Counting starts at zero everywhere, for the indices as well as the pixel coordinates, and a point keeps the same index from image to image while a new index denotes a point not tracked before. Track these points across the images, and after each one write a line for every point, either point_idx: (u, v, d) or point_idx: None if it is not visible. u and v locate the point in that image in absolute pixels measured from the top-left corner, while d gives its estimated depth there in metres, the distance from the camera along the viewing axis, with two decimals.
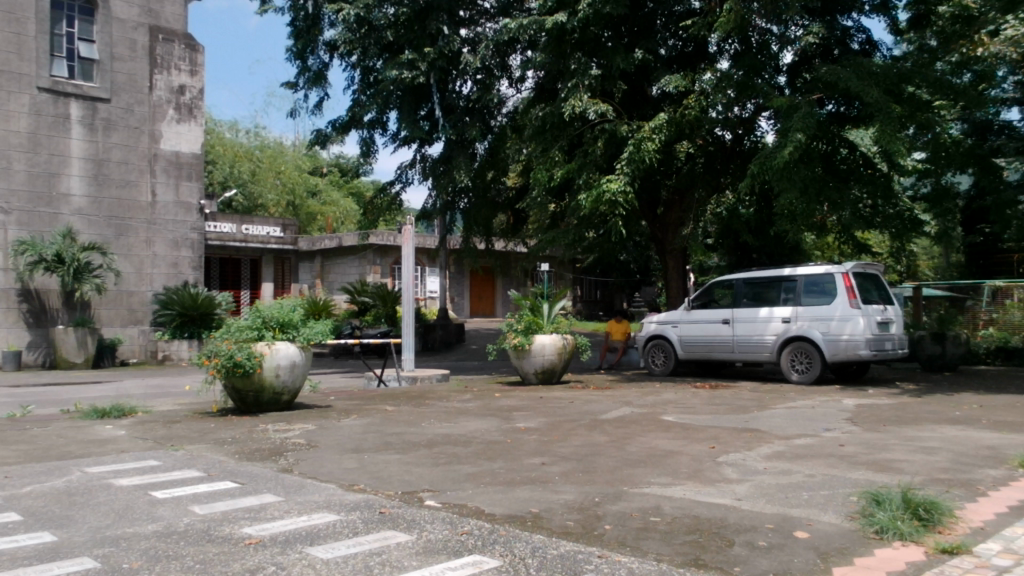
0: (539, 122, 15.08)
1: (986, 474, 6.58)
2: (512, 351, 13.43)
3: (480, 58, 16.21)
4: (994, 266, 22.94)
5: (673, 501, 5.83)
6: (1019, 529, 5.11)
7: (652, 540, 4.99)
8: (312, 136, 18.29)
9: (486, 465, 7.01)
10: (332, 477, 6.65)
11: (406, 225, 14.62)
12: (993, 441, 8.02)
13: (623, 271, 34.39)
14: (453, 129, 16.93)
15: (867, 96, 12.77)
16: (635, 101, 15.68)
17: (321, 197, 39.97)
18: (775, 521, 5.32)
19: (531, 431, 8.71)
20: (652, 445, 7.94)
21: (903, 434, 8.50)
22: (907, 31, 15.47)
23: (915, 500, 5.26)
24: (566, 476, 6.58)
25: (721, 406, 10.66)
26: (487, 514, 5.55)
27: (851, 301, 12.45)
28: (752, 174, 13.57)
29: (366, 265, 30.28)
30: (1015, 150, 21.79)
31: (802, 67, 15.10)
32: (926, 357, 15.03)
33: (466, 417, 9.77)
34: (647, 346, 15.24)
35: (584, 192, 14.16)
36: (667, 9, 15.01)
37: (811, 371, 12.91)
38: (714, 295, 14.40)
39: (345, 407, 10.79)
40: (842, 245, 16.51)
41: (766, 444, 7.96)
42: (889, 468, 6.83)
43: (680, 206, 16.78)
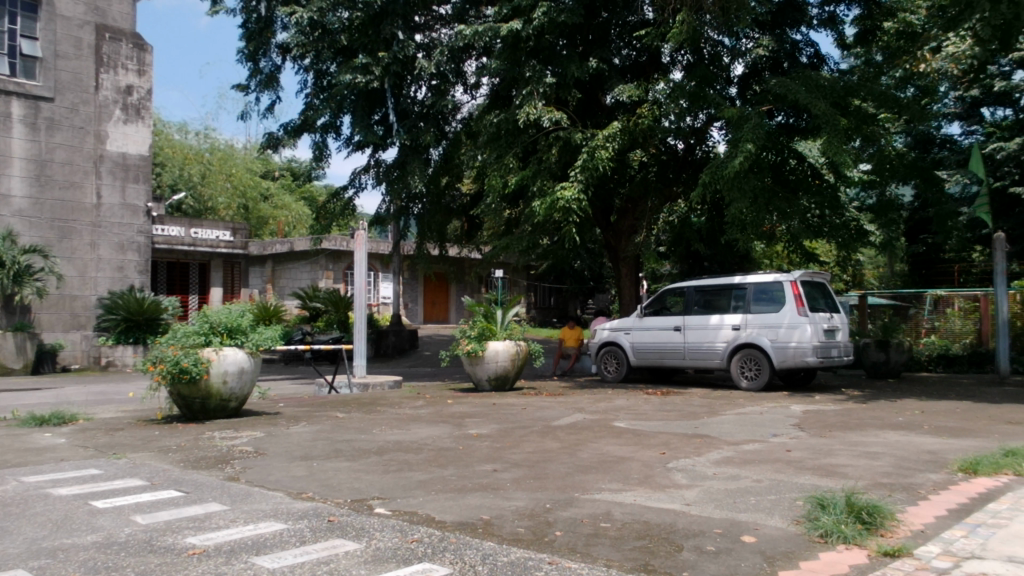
0: (494, 129, 15.10)
1: (927, 478, 6.75)
2: (465, 357, 13.41)
3: (435, 64, 16.17)
4: (936, 275, 23.63)
5: (623, 507, 5.87)
6: (957, 531, 5.25)
7: (603, 546, 5.00)
8: (264, 139, 18.04)
9: (438, 472, 6.97)
10: (280, 485, 6.55)
11: (358, 231, 14.43)
12: (934, 446, 8.24)
13: (577, 278, 34.58)
14: (407, 134, 16.87)
15: (815, 108, 13.02)
16: (590, 110, 15.79)
17: (273, 201, 39.43)
18: (723, 526, 5.39)
19: (484, 438, 8.69)
20: (604, 451, 7.98)
21: (848, 439, 8.68)
22: (853, 46, 15.87)
23: (858, 504, 5.37)
24: (518, 483, 6.57)
25: (672, 412, 10.76)
26: (438, 521, 5.51)
27: (799, 309, 12.69)
28: (703, 184, 13.75)
29: (319, 270, 29.96)
30: (956, 163, 22.47)
31: (753, 79, 15.40)
32: (871, 364, 15.36)
33: (418, 424, 9.71)
34: (600, 352, 15.33)
35: (538, 199, 14.20)
36: (621, 19, 15.19)
37: (759, 377, 13.13)
38: (665, 302, 14.52)
39: (294, 414, 10.65)
40: (791, 254, 16.81)
41: (715, 449, 8.07)
42: (834, 472, 6.97)
43: (632, 215, 16.91)
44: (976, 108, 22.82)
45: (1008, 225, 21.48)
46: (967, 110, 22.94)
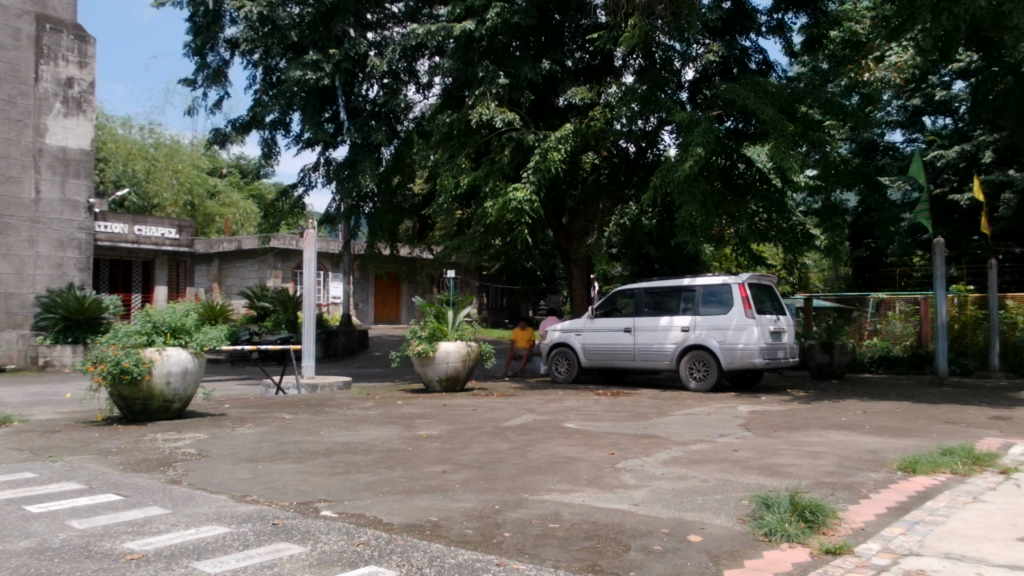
0: (446, 129, 15.06)
1: (868, 477, 6.90)
2: (416, 357, 13.33)
3: (387, 62, 16.04)
4: (878, 279, 24.26)
5: (572, 507, 5.88)
6: (896, 529, 5.38)
7: (551, 547, 5.00)
8: (210, 135, 17.69)
9: (385, 474, 6.91)
10: (223, 488, 6.42)
11: (308, 230, 14.24)
12: (875, 446, 8.43)
13: (529, 279, 34.69)
14: (358, 132, 16.72)
15: (762, 114, 13.26)
16: (542, 112, 15.82)
17: (220, 198, 38.85)
18: (670, 526, 5.43)
19: (433, 439, 8.65)
20: (553, 452, 8.00)
21: (792, 439, 8.85)
22: (800, 54, 16.18)
23: (802, 503, 5.46)
24: (467, 484, 6.54)
25: (622, 413, 10.84)
26: (385, 523, 5.46)
27: (746, 311, 12.88)
28: (654, 187, 13.89)
29: (267, 269, 29.53)
30: (898, 170, 23.06)
31: (703, 84, 15.62)
32: (816, 365, 15.66)
33: (367, 425, 9.62)
34: (551, 353, 15.37)
35: (490, 200, 14.18)
36: (574, 22, 15.28)
37: (707, 378, 13.31)
38: (616, 303, 14.61)
39: (240, 415, 10.46)
40: (739, 257, 17.07)
41: (664, 449, 8.14)
42: (779, 472, 7.09)
43: (584, 216, 16.99)
44: (918, 116, 23.45)
45: (947, 230, 22.14)
46: (909, 118, 23.57)
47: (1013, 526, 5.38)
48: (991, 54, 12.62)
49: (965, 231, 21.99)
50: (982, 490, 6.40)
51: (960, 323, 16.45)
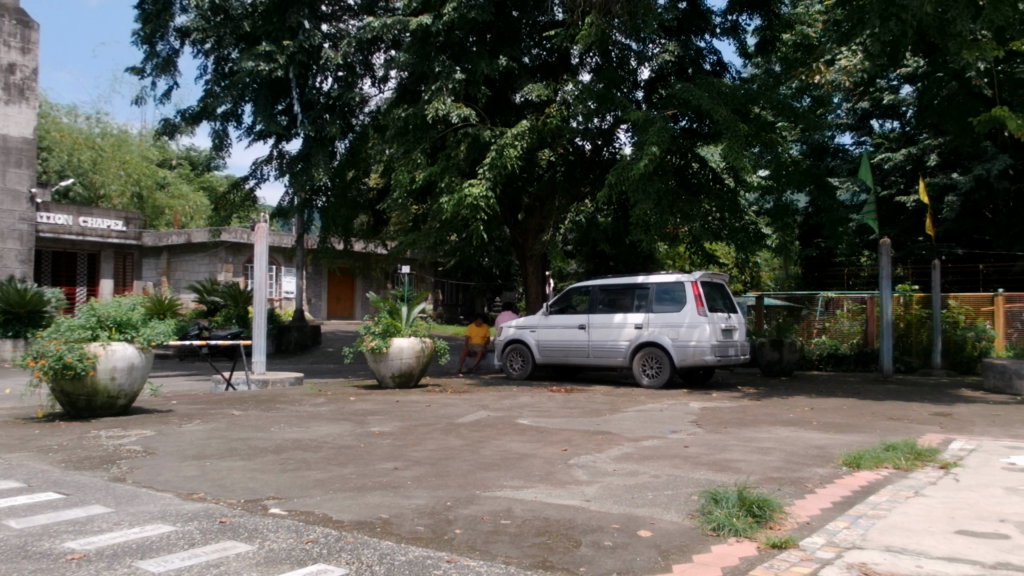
0: (402, 123, 14.94)
1: (814, 473, 7.04)
2: (370, 353, 13.22)
3: (342, 55, 15.86)
4: (827, 278, 24.76)
5: (524, 503, 5.89)
6: (840, 523, 5.49)
7: (502, 544, 5.00)
8: (159, 125, 17.32)
9: (336, 471, 6.85)
10: (169, 486, 6.29)
11: (259, 224, 14.01)
12: (821, 441, 8.61)
13: (485, 277, 34.65)
14: (312, 125, 16.48)
15: (716, 115, 13.42)
16: (498, 108, 15.79)
17: (169, 190, 38.33)
18: (621, 521, 5.47)
19: (385, 436, 8.59)
20: (506, 448, 8.01)
21: (742, 435, 8.99)
22: (754, 55, 16.40)
23: (749, 498, 5.54)
24: (419, 481, 6.52)
25: (575, 409, 10.89)
26: (335, 520, 5.41)
27: (698, 309, 13.04)
28: (609, 184, 13.96)
29: (217, 263, 29.01)
30: (847, 171, 23.56)
31: (659, 83, 15.75)
32: (766, 362, 15.92)
33: (319, 422, 9.52)
34: (506, 350, 15.38)
35: (446, 195, 14.14)
36: (531, 19, 15.29)
37: (660, 375, 13.45)
38: (571, 300, 14.68)
39: (188, 412, 10.27)
40: (693, 256, 17.26)
41: (616, 445, 8.20)
42: (728, 467, 7.19)
43: (540, 213, 17.01)
44: (866, 119, 24.01)
45: (893, 231, 22.67)
46: (858, 121, 24.11)
47: (951, 519, 5.53)
48: (936, 59, 12.95)
49: (910, 232, 22.54)
50: (923, 485, 6.58)
51: (905, 321, 16.82)
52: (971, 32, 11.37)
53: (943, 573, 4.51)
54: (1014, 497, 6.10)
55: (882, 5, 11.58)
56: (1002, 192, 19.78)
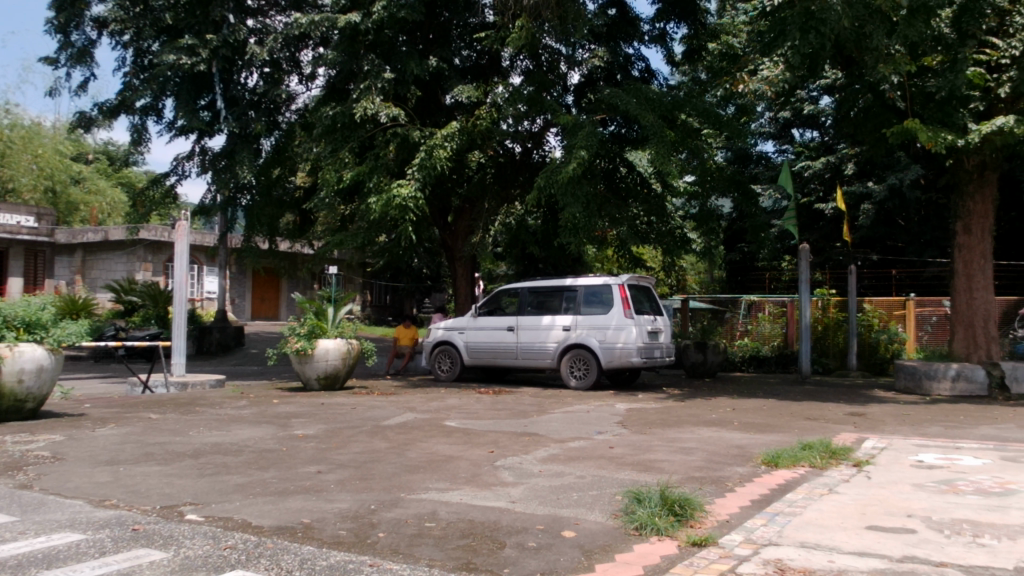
0: (329, 121, 14.72)
1: (734, 472, 7.22)
2: (294, 355, 12.98)
3: (268, 51, 15.57)
4: (750, 281, 25.47)
5: (449, 505, 5.88)
6: (758, 521, 5.64)
7: (426, 546, 4.97)
8: (74, 118, 16.67)
9: (257, 475, 6.70)
10: (79, 493, 6.05)
11: (180, 221, 13.59)
12: (741, 441, 8.84)
13: (414, 277, 34.53)
14: (235, 122, 16.10)
15: (644, 120, 13.63)
16: (428, 109, 15.72)
17: (84, 185, 36.93)
18: (546, 522, 5.51)
19: (309, 438, 8.46)
20: (432, 450, 7.97)
21: (665, 436, 9.16)
22: (681, 63, 16.73)
23: (671, 497, 5.65)
24: (342, 484, 6.44)
25: (503, 411, 10.91)
26: (254, 526, 5.29)
27: (625, 311, 13.21)
28: (539, 188, 13.98)
29: (135, 261, 28.01)
30: (769, 179, 24.26)
31: (587, 88, 15.91)
32: (690, 364, 16.25)
33: (240, 425, 9.31)
34: (433, 352, 15.32)
35: (374, 195, 14.01)
36: (462, 20, 15.31)
37: (587, 377, 13.60)
38: (500, 302, 14.70)
39: (101, 415, 9.91)
40: (620, 259, 17.49)
41: (542, 447, 8.25)
42: (652, 467, 7.31)
43: (469, 215, 17.02)
44: (787, 129, 24.79)
45: (812, 237, 23.42)
46: (780, 130, 24.86)
47: (863, 515, 5.73)
48: (853, 72, 13.46)
49: (829, 237, 23.31)
50: (837, 482, 6.80)
51: (823, 325, 17.43)
52: (886, 46, 11.85)
53: (853, 566, 4.67)
54: (921, 493, 6.37)
55: (802, 17, 11.94)
56: (913, 201, 20.68)
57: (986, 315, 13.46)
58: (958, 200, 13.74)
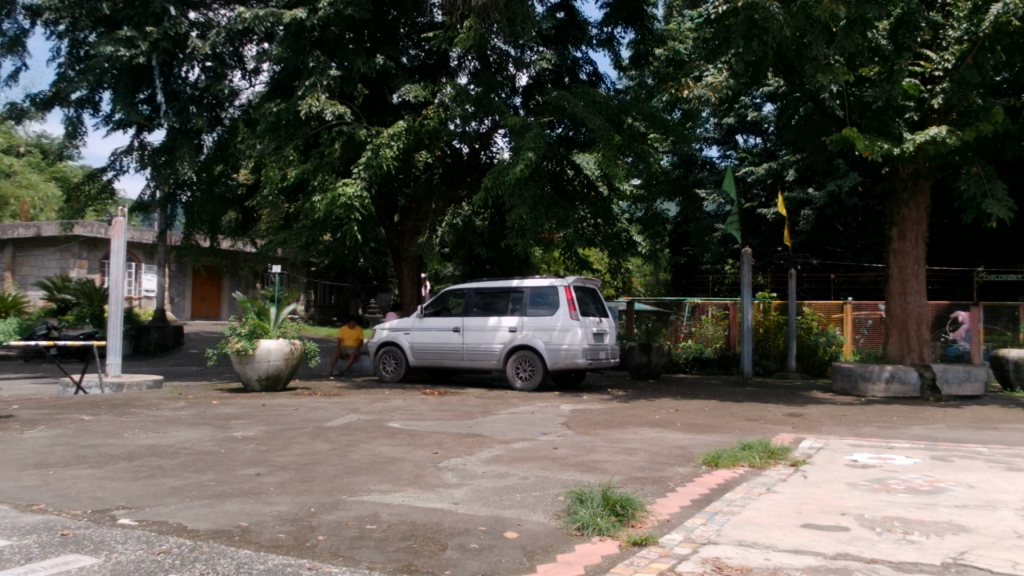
0: (273, 118, 14.48)
1: (675, 472, 7.31)
2: (235, 355, 12.76)
3: (210, 45, 15.27)
4: (693, 284, 25.86)
5: (391, 508, 5.83)
6: (697, 520, 5.72)
7: (366, 549, 4.93)
8: (4, 109, 16.10)
9: (194, 478, 6.55)
10: (5, 497, 5.84)
11: (117, 217, 13.21)
12: (683, 442, 8.96)
13: (359, 277, 34.24)
14: (176, 116, 15.63)
15: (591, 123, 13.71)
16: (374, 107, 15.57)
17: (16, 179, 35.71)
18: (488, 523, 5.50)
19: (249, 440, 8.32)
20: (375, 452, 7.89)
21: (609, 436, 9.24)
22: (628, 68, 16.88)
23: (613, 497, 5.69)
24: (282, 487, 6.34)
25: (447, 411, 10.88)
26: (190, 530, 5.18)
27: (571, 313, 13.29)
28: (486, 189, 13.95)
29: (69, 258, 27.39)
30: (713, 183, 24.69)
31: (536, 90, 15.94)
32: (635, 365, 16.42)
33: (177, 427, 9.10)
34: (378, 352, 15.19)
35: (318, 194, 13.82)
36: (410, 19, 15.22)
37: (532, 378, 13.64)
38: (446, 303, 14.65)
39: (30, 417, 9.59)
40: (567, 261, 17.57)
41: (486, 448, 8.25)
42: (595, 468, 7.36)
43: (416, 215, 16.94)
44: (731, 134, 25.26)
45: (754, 241, 23.88)
46: (724, 136, 25.33)
47: (799, 514, 5.86)
48: (794, 81, 13.73)
49: (770, 242, 23.78)
50: (774, 482, 6.94)
51: (764, 327, 17.77)
52: (825, 56, 12.14)
53: (788, 564, 4.77)
54: (854, 492, 6.54)
55: (746, 26, 12.16)
56: (851, 207, 21.21)
57: (919, 319, 13.88)
58: (893, 207, 14.13)
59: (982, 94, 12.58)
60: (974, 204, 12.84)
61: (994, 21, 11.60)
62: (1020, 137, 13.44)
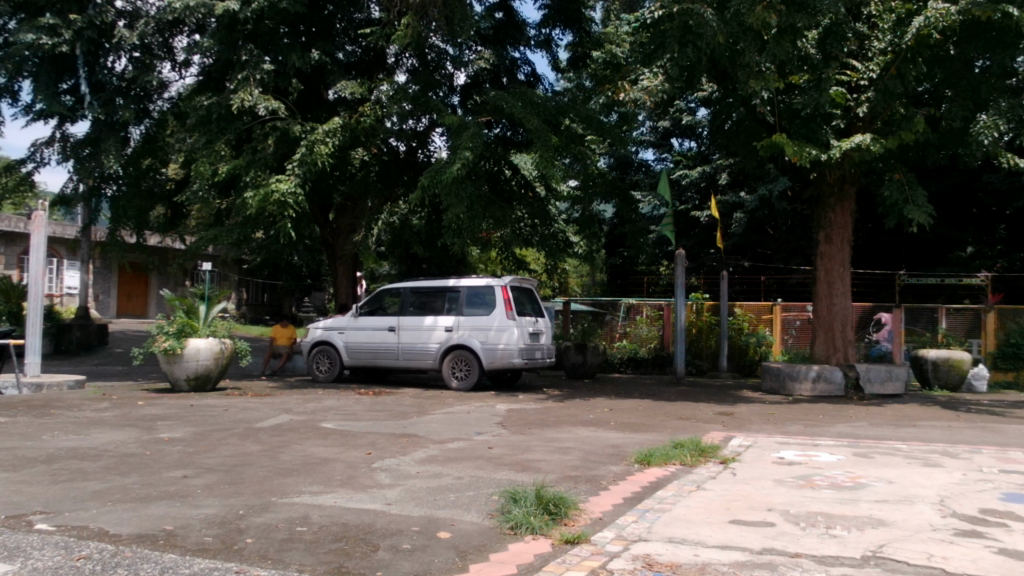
0: (204, 112, 14.14)
1: (609, 470, 7.40)
2: (162, 355, 12.42)
3: (138, 35, 14.86)
4: (629, 285, 26.17)
5: (322, 509, 5.75)
6: (629, 518, 5.79)
7: (296, 551, 4.85)
8: None
9: (116, 481, 6.35)
10: None
11: (36, 212, 12.72)
12: (616, 441, 9.06)
13: (293, 275, 33.68)
14: (101, 108, 15.13)
15: (528, 124, 13.76)
16: (310, 103, 15.35)
17: None
18: (421, 524, 5.47)
19: (175, 442, 8.10)
20: (307, 453, 7.78)
21: (544, 436, 9.29)
22: (566, 70, 16.99)
23: (546, 496, 5.73)
24: (210, 489, 6.19)
25: (382, 412, 10.78)
26: (112, 535, 5.02)
27: (507, 313, 13.33)
28: (422, 188, 13.84)
29: None
30: (649, 185, 25.07)
31: (473, 90, 15.92)
32: (571, 365, 16.54)
33: (99, 428, 8.80)
34: (312, 352, 14.98)
35: (250, 190, 13.53)
36: (347, 15, 15.12)
37: (468, 378, 13.62)
38: (382, 302, 14.53)
39: None
40: (504, 261, 17.58)
41: (421, 448, 8.21)
42: (529, 467, 7.39)
43: (352, 213, 16.77)
44: (667, 137, 25.71)
45: (688, 243, 24.30)
46: (660, 139, 25.78)
47: (727, 510, 5.98)
48: (726, 86, 14.03)
49: (703, 244, 24.19)
50: (704, 479, 7.08)
51: (696, 328, 18.10)
52: (757, 63, 12.40)
53: (716, 559, 4.87)
54: (781, 488, 6.71)
55: (680, 31, 12.37)
56: (781, 212, 21.70)
57: (843, 320, 14.34)
58: (820, 211, 14.55)
59: (904, 104, 12.92)
60: (895, 210, 13.28)
61: (916, 34, 12.03)
62: (938, 147, 13.95)
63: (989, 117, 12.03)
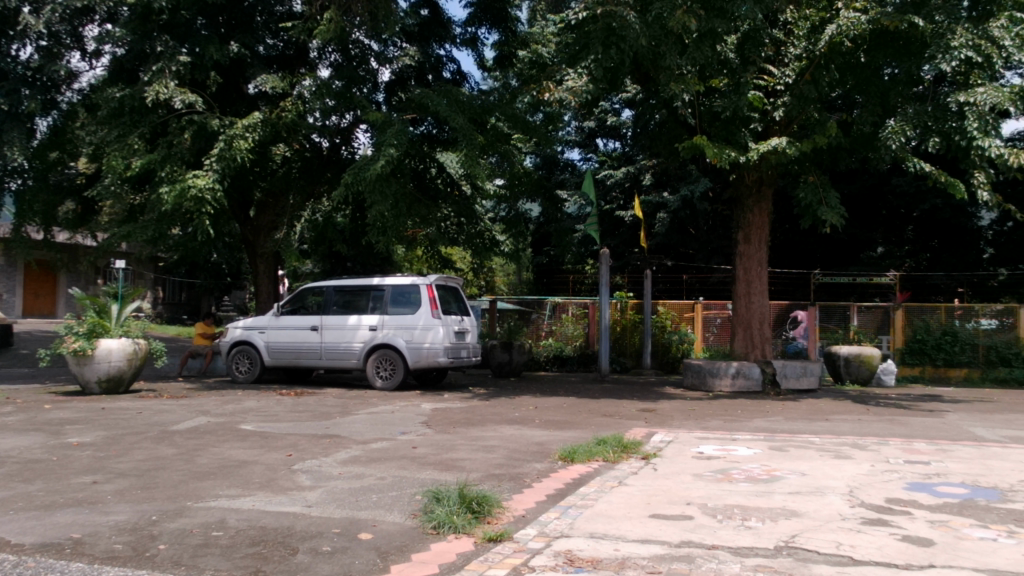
0: (115, 104, 13.59)
1: (532, 468, 7.44)
2: (71, 356, 11.93)
3: (44, 22, 14.22)
4: (555, 284, 26.36)
5: (239, 513, 5.61)
6: (551, 514, 5.84)
7: (211, 557, 4.72)
8: None
9: (20, 489, 6.07)
10: None
11: None
12: (541, 438, 9.12)
13: (212, 274, 32.79)
14: (4, 98, 14.40)
15: (454, 122, 13.69)
16: (229, 97, 14.99)
17: None
18: (342, 525, 5.40)
19: (85, 446, 7.80)
20: (225, 455, 7.59)
21: (468, 434, 9.28)
22: (492, 69, 16.98)
23: (469, 495, 5.72)
24: (121, 495, 5.98)
25: (304, 412, 10.60)
26: (14, 544, 4.80)
27: (432, 311, 13.26)
28: (345, 185, 13.62)
29: None
30: (575, 185, 25.30)
31: (398, 87, 15.77)
32: (497, 364, 16.55)
33: (3, 433, 8.40)
34: (231, 352, 14.61)
35: (166, 185, 13.11)
36: (268, 7, 14.72)
37: (393, 377, 13.52)
38: (305, 301, 14.28)
39: None
40: (429, 260, 17.50)
41: (343, 448, 8.10)
42: (453, 466, 7.38)
43: (273, 210, 16.49)
44: (592, 137, 26.07)
45: (613, 242, 24.63)
46: (585, 139, 26.12)
47: (648, 505, 6.09)
48: (649, 88, 14.27)
49: (628, 243, 24.54)
50: (626, 475, 7.18)
51: (620, 326, 18.35)
52: (678, 66, 12.65)
53: (636, 553, 4.95)
54: (700, 482, 6.87)
55: (604, 33, 12.54)
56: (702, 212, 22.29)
57: (761, 318, 14.75)
58: (738, 212, 14.93)
59: (818, 108, 13.38)
60: (809, 211, 13.72)
61: (829, 41, 12.45)
62: (850, 151, 14.47)
63: (897, 122, 12.52)
